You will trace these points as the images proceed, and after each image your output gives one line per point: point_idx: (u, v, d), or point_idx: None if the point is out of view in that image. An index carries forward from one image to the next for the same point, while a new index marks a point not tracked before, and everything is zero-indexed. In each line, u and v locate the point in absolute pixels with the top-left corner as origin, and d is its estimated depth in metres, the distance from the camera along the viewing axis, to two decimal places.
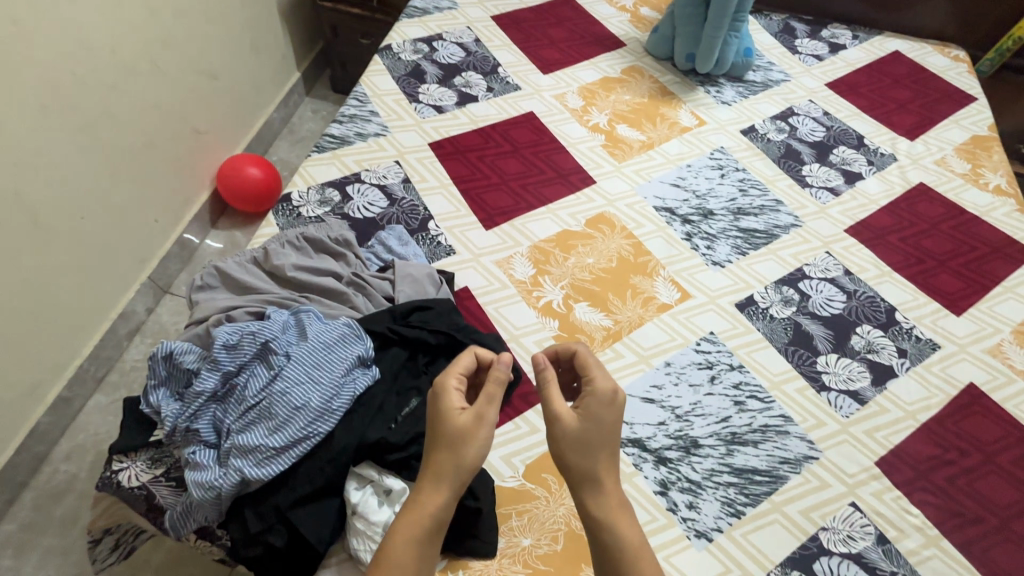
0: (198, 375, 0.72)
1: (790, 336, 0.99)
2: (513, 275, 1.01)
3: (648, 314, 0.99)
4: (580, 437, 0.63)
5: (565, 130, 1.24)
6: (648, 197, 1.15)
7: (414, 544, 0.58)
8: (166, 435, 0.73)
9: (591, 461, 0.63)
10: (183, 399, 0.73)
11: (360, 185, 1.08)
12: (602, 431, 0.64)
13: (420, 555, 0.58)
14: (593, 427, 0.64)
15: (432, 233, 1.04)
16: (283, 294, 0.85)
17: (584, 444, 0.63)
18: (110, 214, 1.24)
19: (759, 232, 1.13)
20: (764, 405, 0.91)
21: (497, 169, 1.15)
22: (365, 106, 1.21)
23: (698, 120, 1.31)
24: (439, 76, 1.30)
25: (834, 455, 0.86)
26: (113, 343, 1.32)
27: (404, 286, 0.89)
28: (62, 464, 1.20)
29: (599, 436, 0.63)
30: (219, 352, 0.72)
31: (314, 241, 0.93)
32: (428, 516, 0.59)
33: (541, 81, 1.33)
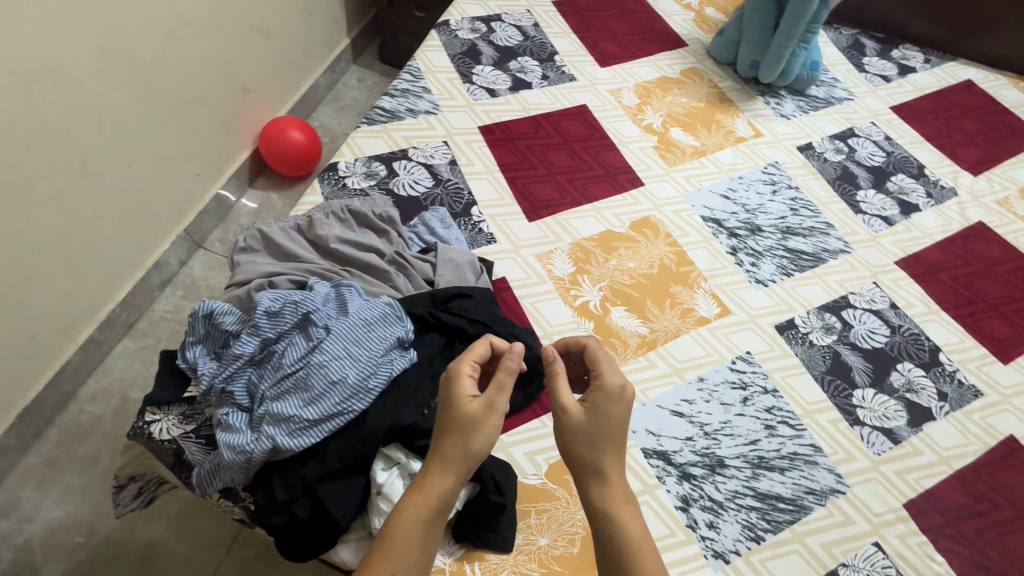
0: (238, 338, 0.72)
1: (828, 365, 0.96)
2: (551, 271, 0.99)
3: (685, 326, 0.97)
4: (587, 426, 0.62)
5: (618, 128, 1.21)
6: (696, 206, 1.13)
7: (419, 526, 0.57)
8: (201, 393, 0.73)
9: (597, 453, 0.62)
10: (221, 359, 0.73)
11: (406, 162, 1.07)
12: (611, 425, 0.63)
13: (425, 539, 0.58)
14: (601, 419, 0.63)
15: (474, 219, 1.03)
16: (325, 265, 0.85)
17: (590, 434, 0.62)
18: (154, 163, 1.25)
19: (805, 254, 1.10)
20: (796, 432, 0.89)
21: (546, 160, 1.13)
22: (418, 81, 1.19)
23: (754, 131, 1.27)
24: (494, 58, 1.27)
25: (861, 492, 0.85)
26: (145, 291, 1.34)
27: (445, 270, 0.88)
28: (87, 404, 1.23)
29: (609, 430, 0.63)
30: (260, 316, 0.72)
31: (358, 215, 0.92)
32: (435, 499, 0.58)
33: (597, 74, 1.30)
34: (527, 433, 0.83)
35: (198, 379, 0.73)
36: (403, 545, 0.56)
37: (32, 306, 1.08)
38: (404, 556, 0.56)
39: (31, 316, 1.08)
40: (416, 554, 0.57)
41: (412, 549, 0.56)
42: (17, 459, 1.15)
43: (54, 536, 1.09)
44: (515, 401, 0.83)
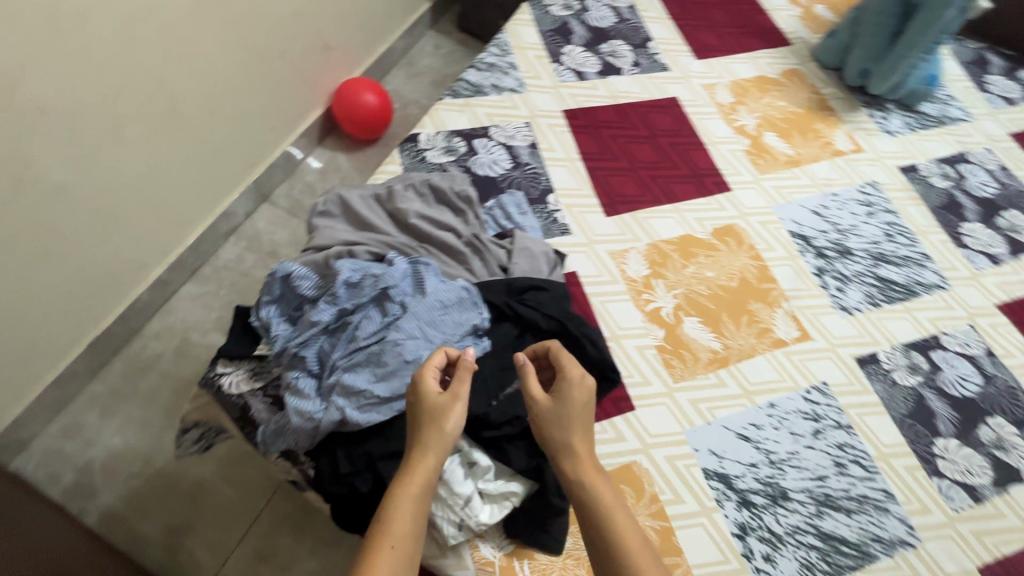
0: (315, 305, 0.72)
1: (910, 408, 0.90)
2: (625, 271, 0.95)
3: (760, 346, 0.92)
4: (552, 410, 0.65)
5: (708, 126, 1.14)
6: (784, 219, 1.06)
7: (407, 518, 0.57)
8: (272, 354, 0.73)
9: (566, 435, 0.64)
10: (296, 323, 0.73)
11: (486, 140, 1.04)
12: (577, 410, 0.65)
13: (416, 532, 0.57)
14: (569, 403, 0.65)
15: (551, 207, 0.99)
16: (403, 240, 0.83)
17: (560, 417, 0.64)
18: (235, 113, 1.25)
19: (897, 285, 1.02)
20: (868, 474, 0.84)
21: (629, 153, 1.08)
22: (505, 57, 1.15)
23: (855, 145, 1.18)
24: (585, 39, 1.21)
25: (933, 547, 0.80)
26: (212, 239, 1.36)
27: (521, 259, 0.85)
28: (150, 341, 1.27)
29: (574, 414, 0.65)
30: (340, 286, 0.72)
31: (437, 192, 0.90)
32: (416, 489, 0.58)
33: (691, 66, 1.22)
34: None
35: (271, 340, 0.73)
36: (393, 537, 0.55)
37: (111, 242, 1.11)
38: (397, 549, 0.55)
39: (110, 252, 1.12)
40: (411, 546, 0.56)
41: (404, 541, 0.55)
42: (84, 385, 1.21)
43: (113, 462, 1.15)
44: None
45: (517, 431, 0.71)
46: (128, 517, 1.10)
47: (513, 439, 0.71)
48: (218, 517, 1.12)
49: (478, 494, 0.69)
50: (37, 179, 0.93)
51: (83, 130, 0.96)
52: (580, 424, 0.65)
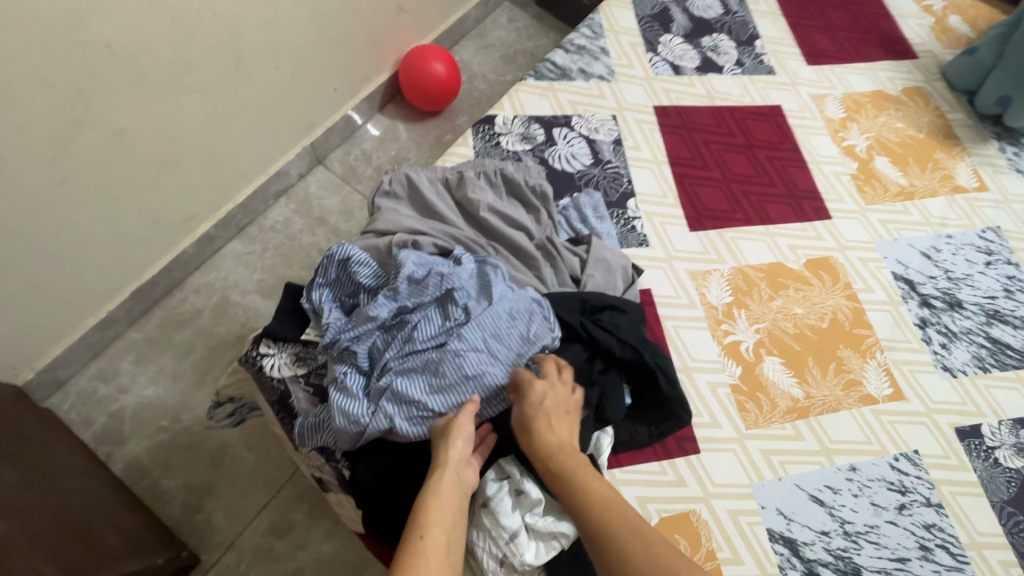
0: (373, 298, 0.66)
1: (1011, 494, 0.79)
2: (704, 296, 0.86)
3: (847, 400, 0.82)
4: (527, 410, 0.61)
5: (813, 142, 1.02)
6: (888, 258, 0.94)
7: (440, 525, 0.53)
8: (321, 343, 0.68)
9: (544, 424, 0.60)
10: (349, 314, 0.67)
11: (567, 131, 0.95)
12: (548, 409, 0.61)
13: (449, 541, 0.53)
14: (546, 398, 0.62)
15: (629, 213, 0.90)
16: (470, 235, 0.76)
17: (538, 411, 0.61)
18: (300, 70, 1.19)
19: (1011, 349, 0.90)
20: (955, 563, 0.74)
21: (721, 162, 0.97)
22: (597, 40, 1.04)
23: (979, 182, 1.04)
24: (686, 29, 1.10)
25: None
26: (263, 197, 1.32)
27: (595, 271, 0.77)
28: (191, 295, 1.25)
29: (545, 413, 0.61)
30: (402, 281, 0.65)
31: (511, 184, 0.82)
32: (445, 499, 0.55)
33: (801, 72, 1.09)
34: (643, 474, 0.73)
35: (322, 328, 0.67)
36: (431, 543, 0.52)
37: (163, 191, 1.07)
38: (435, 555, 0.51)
39: (160, 201, 1.08)
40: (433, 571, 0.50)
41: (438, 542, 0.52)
42: (123, 331, 1.19)
43: (143, 413, 1.13)
44: (639, 437, 0.73)
45: None
46: (152, 471, 1.09)
47: None
48: (238, 483, 1.10)
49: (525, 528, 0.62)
50: (98, 117, 0.89)
51: (148, 70, 0.92)
52: (554, 413, 0.61)
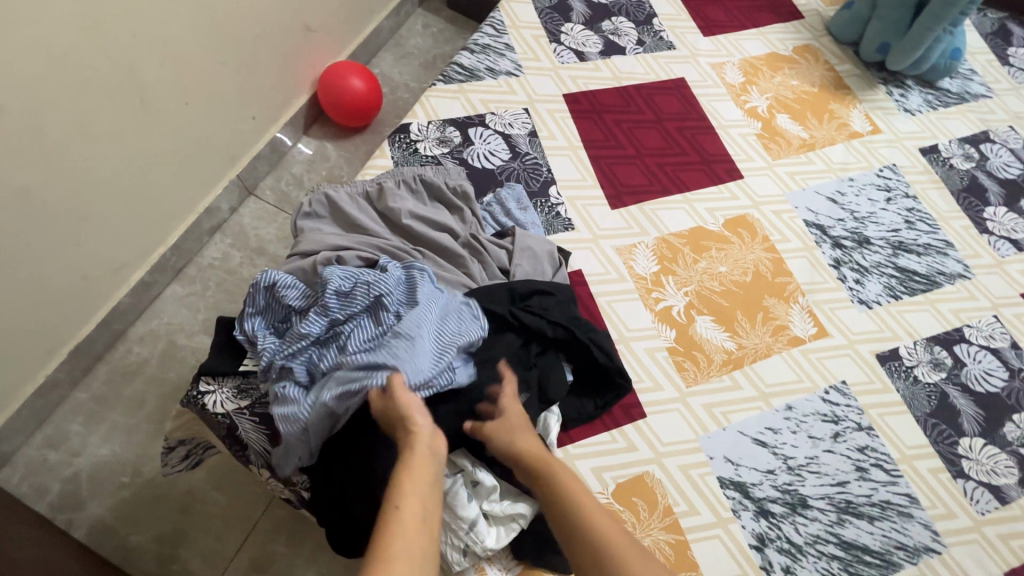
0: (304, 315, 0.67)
1: (933, 407, 0.86)
2: (633, 269, 0.90)
3: (776, 345, 0.87)
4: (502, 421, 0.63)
5: (718, 108, 1.08)
6: (799, 207, 1.00)
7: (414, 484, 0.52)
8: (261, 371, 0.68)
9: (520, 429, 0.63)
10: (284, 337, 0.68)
11: (482, 130, 0.97)
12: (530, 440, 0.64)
13: (427, 498, 0.52)
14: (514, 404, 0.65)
15: (552, 201, 0.93)
16: (394, 243, 0.78)
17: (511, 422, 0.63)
18: (212, 103, 1.18)
19: (918, 275, 0.97)
20: (890, 478, 0.80)
21: (634, 139, 1.01)
22: (500, 37, 1.07)
23: (872, 126, 1.11)
24: (586, 16, 1.13)
25: (958, 553, 0.76)
26: (196, 236, 1.30)
27: (522, 260, 0.80)
28: (135, 346, 1.22)
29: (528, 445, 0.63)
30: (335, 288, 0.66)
31: (431, 188, 0.85)
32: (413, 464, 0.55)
33: (699, 43, 1.15)
34: (595, 447, 0.76)
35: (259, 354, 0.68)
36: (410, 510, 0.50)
37: (86, 246, 1.04)
38: (414, 523, 0.49)
39: (85, 255, 1.05)
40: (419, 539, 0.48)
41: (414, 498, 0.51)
42: (67, 394, 1.15)
43: (100, 473, 1.10)
44: (587, 412, 0.77)
45: None
46: (118, 530, 1.06)
47: None
48: (210, 525, 1.08)
49: (484, 516, 0.64)
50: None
51: (47, 125, 0.89)
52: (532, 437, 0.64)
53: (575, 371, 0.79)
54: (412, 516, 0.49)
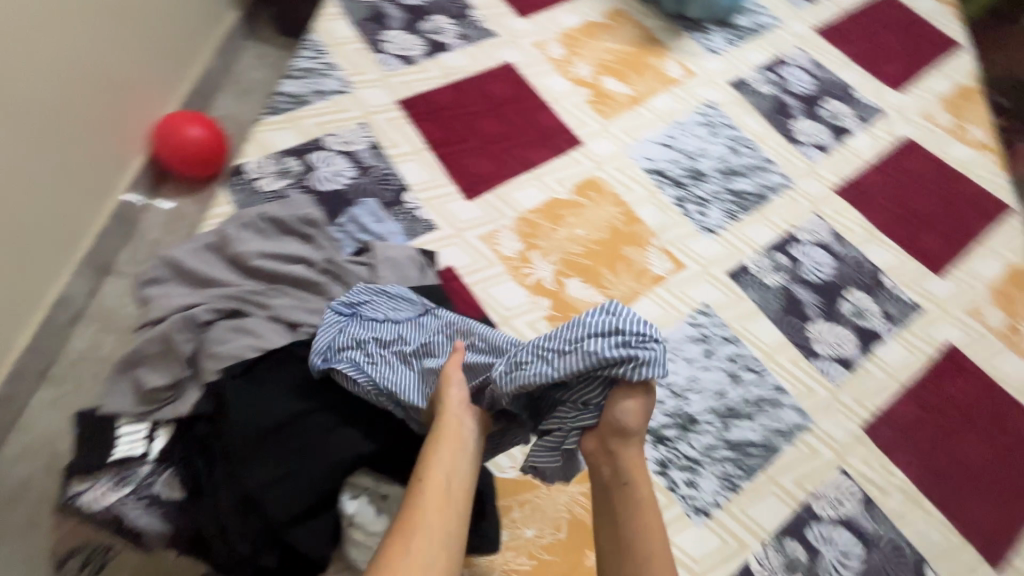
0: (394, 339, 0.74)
1: (781, 305, 0.97)
2: (499, 251, 0.94)
3: (642, 288, 0.95)
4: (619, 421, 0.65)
5: (547, 83, 1.14)
6: (638, 158, 1.09)
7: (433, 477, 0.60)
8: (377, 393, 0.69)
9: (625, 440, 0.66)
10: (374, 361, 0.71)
11: (323, 153, 0.97)
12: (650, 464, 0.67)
13: (447, 488, 0.60)
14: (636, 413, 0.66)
15: (408, 206, 0.95)
16: (248, 287, 0.76)
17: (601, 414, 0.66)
18: (29, 186, 1.07)
19: (750, 194, 1.09)
20: (758, 377, 0.90)
21: (476, 129, 1.05)
22: (321, 58, 1.06)
23: (686, 71, 1.22)
24: (404, 21, 1.15)
25: (825, 424, 0.88)
26: (53, 332, 1.19)
27: (385, 271, 0.81)
28: (11, 467, 1.10)
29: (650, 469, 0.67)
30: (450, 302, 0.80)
31: (278, 223, 0.84)
32: (440, 454, 0.62)
33: (517, 26, 1.20)
34: None
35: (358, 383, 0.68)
36: (434, 490, 0.59)
37: None
38: (434, 513, 0.57)
39: None
40: (440, 524, 0.57)
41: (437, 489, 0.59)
42: None
43: None
44: None
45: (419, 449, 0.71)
46: None
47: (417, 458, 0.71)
48: None
49: None
50: None
51: None
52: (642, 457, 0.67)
53: None
54: (427, 509, 0.57)
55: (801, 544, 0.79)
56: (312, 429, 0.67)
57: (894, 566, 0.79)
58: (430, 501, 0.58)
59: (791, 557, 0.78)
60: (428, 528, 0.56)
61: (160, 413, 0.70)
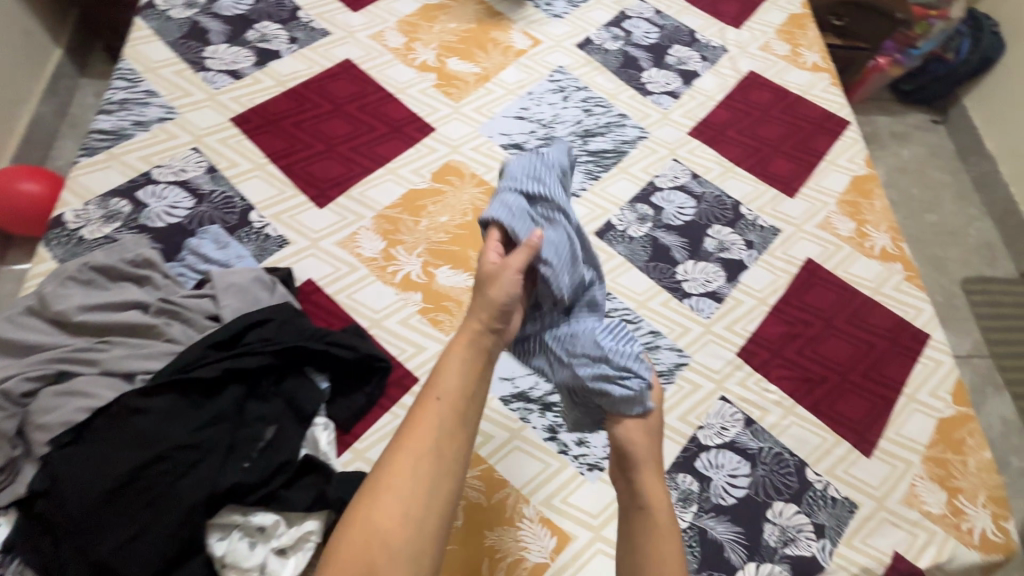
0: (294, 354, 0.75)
1: (650, 253, 1.01)
2: (361, 255, 0.92)
3: None
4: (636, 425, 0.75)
5: (390, 74, 1.11)
6: (493, 135, 1.08)
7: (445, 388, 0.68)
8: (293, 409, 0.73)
9: (634, 434, 0.75)
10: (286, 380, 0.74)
11: (153, 188, 0.91)
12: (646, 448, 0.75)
13: (457, 398, 0.67)
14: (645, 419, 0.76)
15: (256, 225, 0.91)
16: (74, 345, 0.71)
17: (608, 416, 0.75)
18: None
19: (608, 152, 1.11)
20: (634, 326, 0.93)
21: (321, 134, 1.01)
22: (136, 86, 1.00)
23: (532, 40, 1.22)
24: (226, 33, 1.09)
25: (701, 357, 0.92)
26: None
27: (228, 298, 0.78)
28: None
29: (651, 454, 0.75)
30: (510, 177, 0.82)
31: (105, 270, 0.78)
32: (458, 365, 0.69)
33: (351, 20, 1.16)
34: (379, 433, 0.78)
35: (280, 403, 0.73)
36: (435, 401, 0.67)
37: None
38: (428, 429, 0.65)
39: None
40: (434, 436, 0.65)
41: (449, 400, 0.67)
42: None
43: None
44: (358, 405, 0.78)
45: (291, 476, 0.68)
46: None
47: (289, 484, 0.68)
48: None
49: (275, 553, 0.65)
50: None
51: None
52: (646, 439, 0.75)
53: (332, 376, 0.79)
54: (434, 418, 0.65)
55: (692, 475, 0.83)
56: (156, 481, 0.62)
57: (779, 476, 0.84)
58: (444, 409, 0.66)
59: (684, 490, 0.82)
60: (435, 431, 0.65)
61: (0, 497, 0.64)
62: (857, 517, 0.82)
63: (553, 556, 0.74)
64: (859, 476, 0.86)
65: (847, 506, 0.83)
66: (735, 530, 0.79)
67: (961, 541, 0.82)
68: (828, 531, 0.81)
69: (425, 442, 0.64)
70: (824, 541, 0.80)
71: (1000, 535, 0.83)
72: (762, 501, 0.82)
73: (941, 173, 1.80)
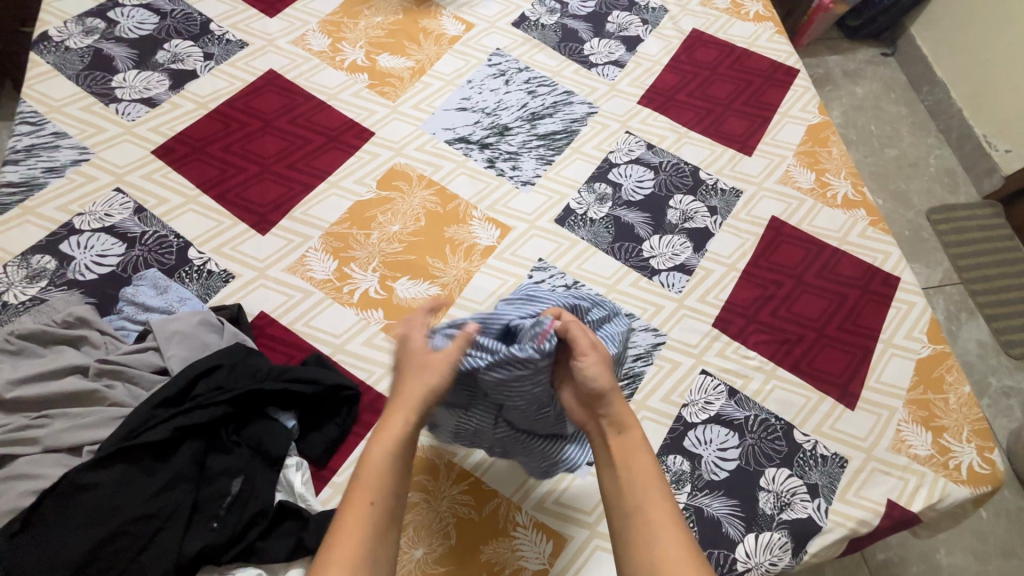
0: (250, 399, 0.72)
1: (613, 234, 0.98)
2: (313, 278, 0.87)
3: (474, 265, 0.91)
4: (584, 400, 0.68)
5: (318, 81, 1.04)
6: (437, 132, 1.03)
7: (376, 483, 0.58)
8: (264, 455, 0.71)
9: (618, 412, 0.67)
10: (250, 429, 0.72)
11: (78, 238, 0.84)
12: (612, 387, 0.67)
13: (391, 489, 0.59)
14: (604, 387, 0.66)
15: (196, 262, 0.86)
16: (9, 424, 0.66)
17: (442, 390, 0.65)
18: None
19: (559, 133, 1.06)
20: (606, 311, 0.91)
21: (252, 155, 0.95)
22: (42, 129, 0.93)
23: (464, 24, 1.16)
24: (134, 58, 1.01)
25: (677, 333, 0.91)
26: None
27: (175, 347, 0.74)
28: None
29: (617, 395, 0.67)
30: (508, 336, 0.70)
31: (33, 336, 0.72)
32: (385, 452, 0.60)
33: (269, 27, 1.09)
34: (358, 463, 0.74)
35: (247, 454, 0.70)
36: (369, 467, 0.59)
37: None
38: (355, 508, 0.57)
39: None
40: (374, 506, 0.57)
41: (381, 482, 0.58)
42: None
43: None
44: (332, 436, 0.74)
45: (267, 525, 0.67)
46: None
47: (266, 533, 0.67)
48: None
49: None
50: None
51: None
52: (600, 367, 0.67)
53: (299, 412, 0.76)
54: (359, 528, 0.56)
55: (682, 455, 0.81)
56: (115, 560, 0.60)
57: (767, 442, 0.83)
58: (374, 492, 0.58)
59: (676, 472, 0.80)
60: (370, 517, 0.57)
61: None
62: (848, 471, 0.82)
63: (551, 562, 0.73)
64: (846, 430, 0.85)
65: (836, 462, 0.83)
66: (731, 504, 0.79)
67: (951, 479, 0.82)
68: (821, 490, 0.81)
69: (361, 533, 0.56)
70: (819, 501, 0.80)
71: (986, 466, 0.83)
72: (755, 470, 0.81)
73: (897, 106, 1.79)
